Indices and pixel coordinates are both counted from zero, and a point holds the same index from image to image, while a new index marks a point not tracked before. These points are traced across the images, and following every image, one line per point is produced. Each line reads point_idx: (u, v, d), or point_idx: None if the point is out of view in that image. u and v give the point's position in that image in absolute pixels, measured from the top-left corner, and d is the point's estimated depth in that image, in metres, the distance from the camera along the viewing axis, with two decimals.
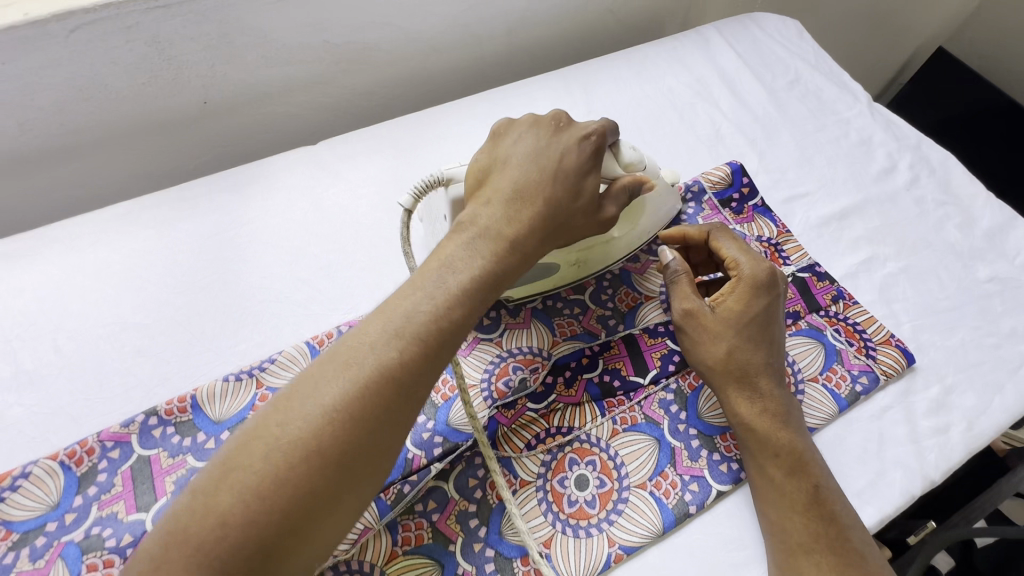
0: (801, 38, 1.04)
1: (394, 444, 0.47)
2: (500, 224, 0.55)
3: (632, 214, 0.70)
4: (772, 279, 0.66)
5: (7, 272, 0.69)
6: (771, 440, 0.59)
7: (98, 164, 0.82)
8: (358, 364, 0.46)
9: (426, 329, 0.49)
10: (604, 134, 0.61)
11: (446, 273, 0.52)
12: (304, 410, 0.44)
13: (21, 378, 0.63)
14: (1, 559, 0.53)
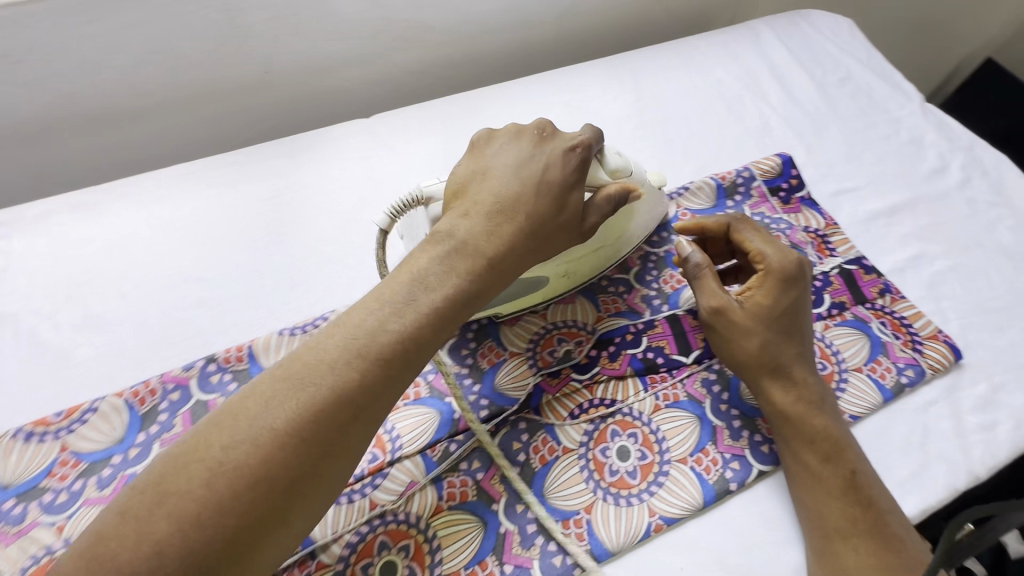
0: (853, 37, 1.03)
1: (349, 464, 0.47)
2: (478, 239, 0.54)
3: (621, 223, 0.68)
4: (800, 270, 0.65)
5: (79, 222, 0.73)
6: (806, 428, 0.59)
7: (162, 126, 0.86)
8: (314, 383, 0.45)
9: (386, 349, 0.47)
10: (591, 146, 0.59)
11: (417, 288, 0.50)
12: (254, 433, 0.43)
13: (89, 320, 0.66)
14: (70, 486, 0.55)
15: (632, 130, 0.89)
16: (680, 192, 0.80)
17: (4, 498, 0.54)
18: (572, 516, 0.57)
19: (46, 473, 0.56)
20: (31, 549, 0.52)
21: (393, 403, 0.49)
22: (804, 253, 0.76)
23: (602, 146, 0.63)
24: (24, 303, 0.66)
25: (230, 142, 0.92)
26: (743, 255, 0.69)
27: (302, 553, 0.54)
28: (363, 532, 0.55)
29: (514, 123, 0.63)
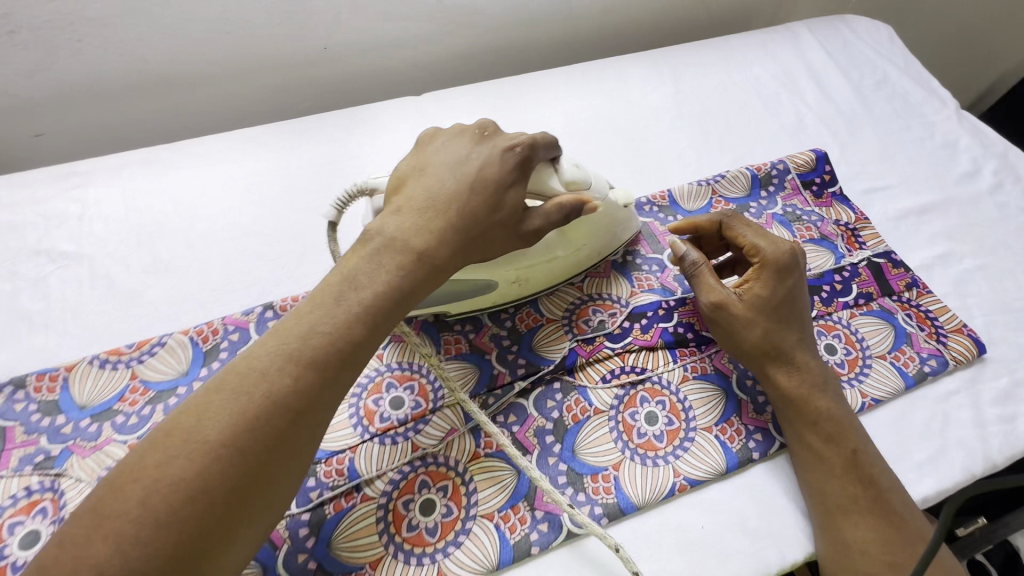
0: (892, 43, 1.05)
1: (295, 469, 0.46)
2: (408, 236, 0.53)
3: (577, 234, 0.67)
4: (793, 259, 0.66)
5: (150, 175, 0.78)
6: (810, 411, 0.61)
7: (224, 94, 0.91)
8: (249, 391, 0.44)
9: (322, 352, 0.46)
10: (533, 146, 0.58)
11: (347, 289, 0.50)
12: (187, 447, 0.41)
13: (159, 265, 0.71)
14: (140, 410, 0.60)
15: (670, 121, 0.92)
16: (715, 180, 0.83)
17: (81, 417, 0.59)
18: (601, 472, 0.60)
19: (118, 398, 0.60)
20: (106, 462, 0.56)
21: (335, 405, 0.48)
22: (834, 244, 0.78)
23: (557, 156, 0.61)
24: (99, 246, 0.72)
25: (286, 113, 0.98)
26: (737, 249, 0.70)
27: (348, 486, 0.58)
28: (404, 471, 0.59)
29: (459, 123, 0.63)
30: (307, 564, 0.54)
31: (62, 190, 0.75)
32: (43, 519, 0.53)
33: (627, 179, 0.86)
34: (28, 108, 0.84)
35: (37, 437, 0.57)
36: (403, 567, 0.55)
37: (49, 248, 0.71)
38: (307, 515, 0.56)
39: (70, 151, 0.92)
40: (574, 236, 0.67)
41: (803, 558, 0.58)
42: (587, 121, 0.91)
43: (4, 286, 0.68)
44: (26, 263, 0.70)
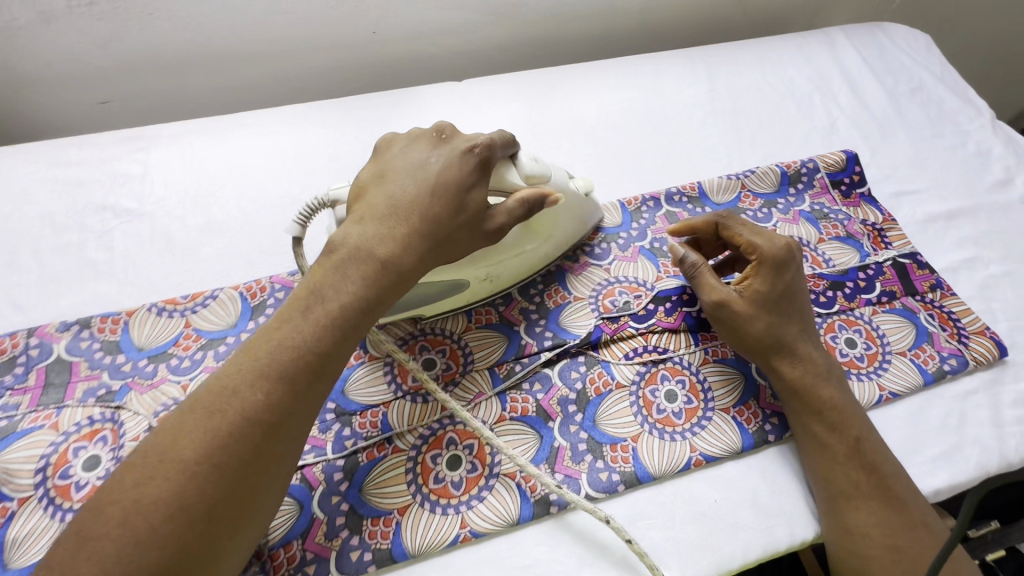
0: (930, 51, 1.06)
1: (273, 480, 0.48)
2: (373, 242, 0.55)
3: (542, 229, 0.69)
4: (789, 254, 0.66)
5: (207, 143, 0.83)
6: (812, 400, 0.62)
7: (277, 72, 0.96)
8: (223, 409, 0.47)
9: (290, 367, 0.49)
10: (492, 147, 0.59)
11: (312, 305, 0.52)
12: (165, 467, 0.44)
13: (212, 226, 0.76)
14: (193, 355, 0.64)
15: (702, 117, 0.94)
16: (745, 174, 0.85)
17: (139, 358, 0.64)
18: (620, 442, 0.63)
19: (173, 343, 0.65)
20: (162, 399, 0.60)
21: (307, 416, 0.50)
22: (859, 243, 0.80)
23: (515, 151, 0.62)
24: (159, 205, 0.77)
25: (332, 92, 1.02)
26: (734, 248, 0.70)
27: (380, 437, 0.61)
28: (433, 428, 0.62)
29: (416, 128, 0.65)
30: (339, 506, 0.58)
31: (126, 153, 0.81)
32: (103, 446, 0.57)
33: (658, 170, 0.88)
34: (97, 77, 0.90)
35: (100, 373, 0.62)
36: (428, 516, 0.58)
37: (114, 204, 0.76)
38: (341, 461, 0.60)
39: (131, 119, 0.98)
40: (540, 228, 0.68)
41: (811, 537, 0.60)
42: (621, 113, 0.93)
43: (74, 236, 0.73)
44: (92, 217, 0.75)
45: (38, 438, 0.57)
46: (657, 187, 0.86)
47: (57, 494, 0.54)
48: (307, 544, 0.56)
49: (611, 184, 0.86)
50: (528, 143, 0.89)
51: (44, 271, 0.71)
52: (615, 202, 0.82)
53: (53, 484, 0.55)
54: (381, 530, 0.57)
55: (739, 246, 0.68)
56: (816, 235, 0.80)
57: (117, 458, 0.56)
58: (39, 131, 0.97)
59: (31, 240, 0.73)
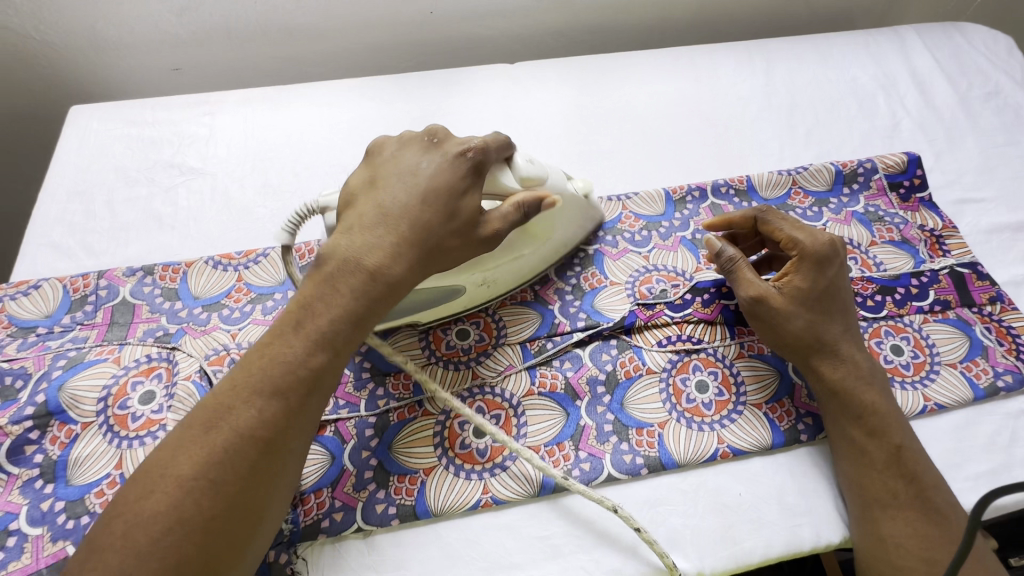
0: (1012, 54, 0.99)
1: (273, 495, 0.47)
2: (360, 252, 0.53)
3: (541, 232, 0.67)
4: (832, 250, 0.64)
5: (267, 111, 0.87)
6: (855, 404, 0.60)
7: (336, 47, 1.00)
8: (219, 424, 0.46)
9: (284, 380, 0.48)
10: (485, 150, 0.57)
11: (304, 317, 0.51)
12: (163, 482, 0.44)
13: (269, 189, 0.80)
14: (244, 307, 0.68)
15: (756, 112, 0.92)
16: (797, 171, 0.82)
17: (195, 305, 0.68)
18: (646, 427, 0.63)
19: (226, 294, 0.69)
20: (213, 344, 0.64)
21: (304, 430, 0.49)
22: (915, 248, 0.76)
23: (512, 154, 0.60)
24: (220, 166, 0.81)
25: (387, 70, 1.05)
26: (773, 243, 0.68)
27: (411, 400, 0.63)
28: (462, 395, 0.64)
29: (408, 131, 0.62)
30: (369, 460, 0.60)
31: (193, 115, 0.86)
32: (158, 382, 0.61)
33: (706, 163, 0.87)
34: (170, 43, 0.95)
35: (159, 316, 0.67)
36: (452, 479, 0.59)
37: (180, 162, 0.81)
38: (373, 419, 0.62)
39: (197, 86, 1.04)
40: (537, 233, 0.67)
41: (838, 541, 0.59)
42: (671, 103, 0.92)
43: (144, 189, 0.79)
44: (160, 173, 0.80)
45: (101, 369, 0.61)
46: (703, 179, 0.85)
47: (116, 423, 0.59)
48: (336, 492, 0.58)
49: (656, 173, 0.86)
50: (576, 127, 0.89)
51: (116, 219, 0.76)
52: (659, 190, 0.81)
53: (113, 413, 0.59)
54: (406, 487, 0.59)
55: (779, 241, 0.66)
56: (868, 238, 0.77)
57: (170, 394, 0.60)
58: (114, 92, 1.03)
59: (106, 191, 0.78)
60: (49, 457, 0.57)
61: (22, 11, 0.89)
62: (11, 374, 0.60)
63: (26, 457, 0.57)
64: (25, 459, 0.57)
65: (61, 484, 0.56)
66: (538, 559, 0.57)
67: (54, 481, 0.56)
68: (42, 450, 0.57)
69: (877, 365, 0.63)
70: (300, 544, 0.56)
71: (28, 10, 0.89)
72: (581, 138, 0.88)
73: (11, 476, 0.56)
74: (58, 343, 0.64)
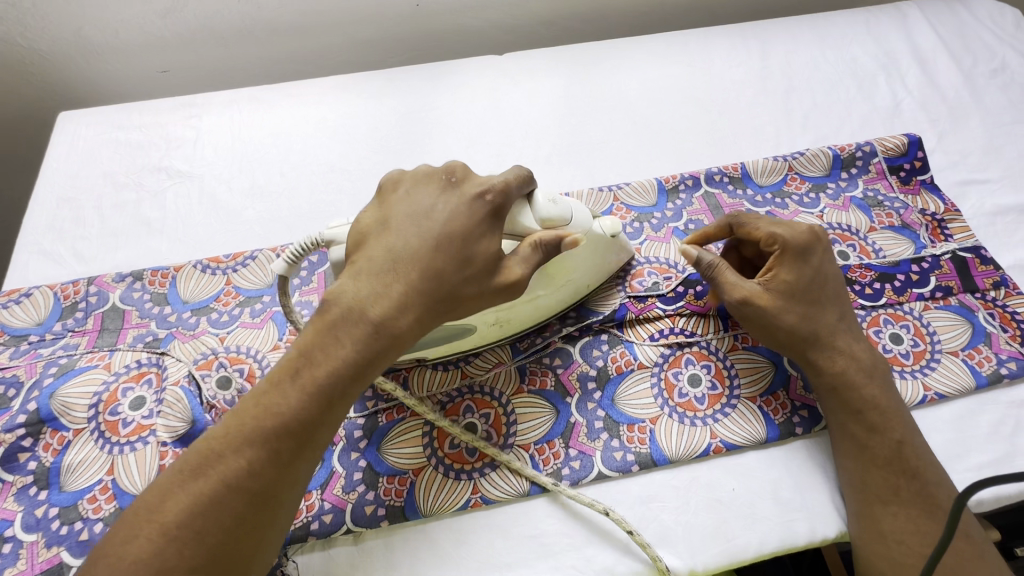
0: (1019, 27, 0.95)
1: (259, 550, 0.46)
2: (364, 301, 0.50)
3: (557, 275, 0.61)
4: (812, 241, 0.62)
5: (253, 111, 0.86)
6: (854, 400, 0.58)
7: (323, 44, 0.99)
8: (207, 471, 0.46)
9: (276, 434, 0.47)
10: (507, 190, 0.53)
11: (302, 366, 0.49)
12: (148, 527, 0.44)
13: (256, 191, 0.80)
14: (233, 310, 0.68)
15: (751, 96, 0.89)
16: (794, 156, 0.80)
17: (184, 310, 0.68)
18: (638, 423, 0.62)
19: (214, 298, 0.69)
20: (201, 348, 0.64)
21: (296, 484, 0.48)
22: (916, 234, 0.74)
23: (534, 191, 0.56)
24: (208, 168, 0.81)
25: (375, 65, 1.04)
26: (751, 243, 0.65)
27: (400, 400, 0.63)
28: (451, 394, 0.64)
29: (426, 165, 0.57)
30: (358, 462, 0.60)
31: (180, 118, 0.85)
32: (148, 388, 0.61)
33: (699, 151, 0.85)
34: (156, 45, 0.95)
35: (149, 321, 0.67)
36: (442, 480, 0.59)
37: (167, 166, 0.81)
38: (362, 420, 0.62)
39: (186, 87, 1.03)
40: (554, 274, 0.61)
41: (834, 535, 0.57)
42: (663, 90, 0.90)
43: (131, 194, 0.79)
44: (148, 177, 0.80)
45: (92, 376, 0.61)
46: (697, 168, 0.83)
47: (107, 429, 0.59)
48: (326, 494, 0.58)
49: (648, 163, 0.84)
50: (566, 118, 0.88)
51: (105, 225, 0.76)
52: (652, 180, 0.80)
53: (104, 419, 0.59)
54: (396, 488, 0.59)
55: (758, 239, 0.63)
56: (867, 224, 0.75)
57: (160, 399, 0.60)
58: (103, 96, 1.03)
59: (95, 197, 0.78)
60: (43, 464, 0.57)
61: (7, 18, 0.89)
62: (4, 383, 0.61)
63: (21, 464, 0.57)
64: (19, 466, 0.57)
65: (55, 490, 0.56)
66: (529, 559, 0.56)
67: (48, 487, 0.57)
68: (35, 457, 0.58)
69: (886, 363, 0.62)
70: (291, 546, 0.57)
71: (12, 16, 0.89)
72: (571, 129, 0.87)
73: (6, 484, 0.57)
74: (50, 350, 0.64)
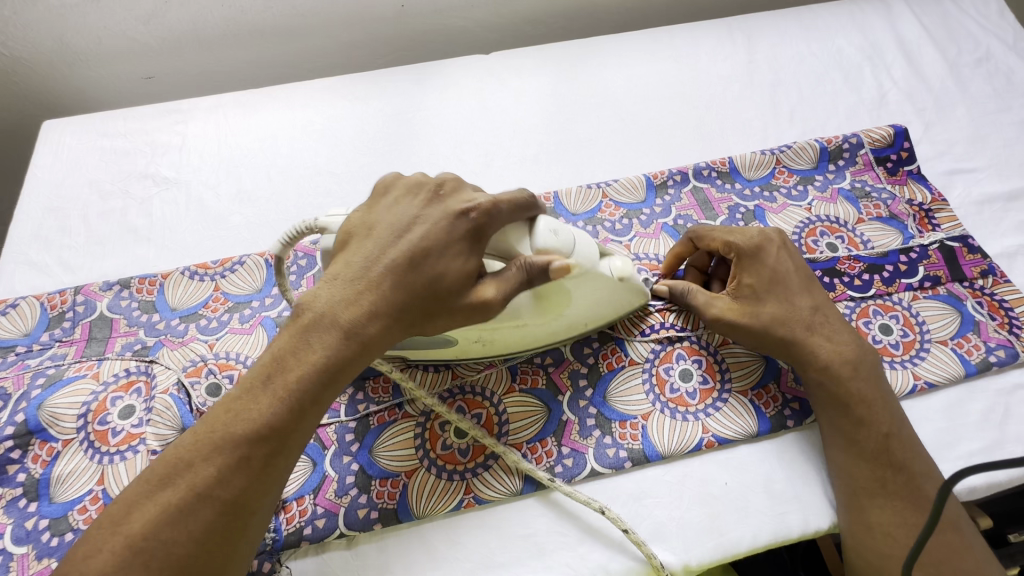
0: (1004, 16, 0.96)
1: (230, 559, 0.46)
2: (336, 309, 0.49)
3: (551, 306, 0.58)
4: (766, 241, 0.64)
5: (240, 115, 0.86)
6: (841, 393, 0.58)
7: (308, 47, 0.98)
8: (176, 481, 0.46)
9: (245, 442, 0.46)
10: (492, 211, 0.52)
11: (273, 374, 0.49)
12: (115, 538, 0.44)
13: (243, 196, 0.79)
14: (222, 316, 0.67)
15: (738, 90, 0.90)
16: (781, 150, 0.80)
17: (172, 317, 0.68)
18: (630, 419, 0.62)
19: (203, 305, 0.68)
20: (190, 355, 0.64)
21: (267, 492, 0.48)
22: (903, 224, 0.75)
23: (538, 217, 0.55)
24: (194, 174, 0.81)
25: (363, 66, 1.04)
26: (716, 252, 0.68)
27: (391, 403, 0.63)
28: (443, 395, 0.64)
29: (422, 173, 0.58)
30: (350, 466, 0.60)
31: (166, 124, 0.85)
32: (137, 397, 0.61)
33: (687, 146, 0.85)
34: (141, 51, 0.94)
35: (137, 329, 0.67)
36: (434, 481, 0.59)
37: (154, 173, 0.81)
38: (353, 423, 0.62)
39: (173, 93, 1.03)
40: (548, 306, 0.58)
41: (827, 527, 0.58)
42: (650, 86, 0.90)
43: (118, 202, 0.78)
44: (135, 185, 0.80)
45: (80, 386, 0.61)
46: (684, 163, 0.83)
47: (96, 439, 0.58)
48: (318, 499, 0.58)
49: (636, 159, 0.84)
50: (554, 115, 0.88)
51: (92, 233, 0.76)
52: (640, 176, 0.80)
53: (93, 429, 0.59)
54: (388, 490, 0.59)
55: (717, 249, 0.65)
56: (855, 215, 0.75)
57: (149, 408, 0.60)
58: (88, 103, 1.03)
59: (81, 206, 0.78)
60: (32, 476, 0.57)
61: None
62: None
63: (9, 476, 0.57)
64: (8, 478, 0.57)
65: (45, 502, 0.56)
66: (523, 558, 0.56)
67: (37, 499, 0.56)
68: (24, 469, 0.57)
69: (875, 360, 0.61)
70: (283, 552, 0.56)
71: None
72: (559, 127, 0.87)
73: None
74: (37, 361, 0.64)
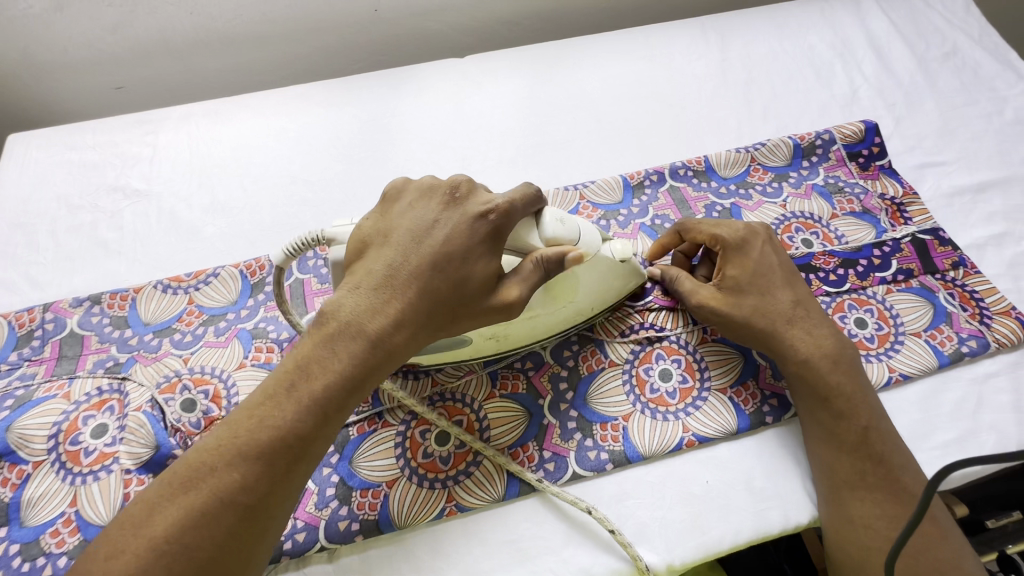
0: (969, 11, 0.97)
1: (248, 565, 0.45)
2: (362, 318, 0.49)
3: (561, 294, 0.60)
4: (751, 235, 0.65)
5: (212, 124, 0.85)
6: (821, 386, 0.59)
7: (281, 54, 0.97)
8: (198, 485, 0.44)
9: (271, 447, 0.45)
10: (509, 214, 0.52)
11: (298, 380, 0.48)
12: (136, 541, 0.42)
13: (216, 206, 0.78)
14: (196, 330, 0.66)
15: (712, 89, 0.90)
16: (756, 148, 0.81)
17: (146, 332, 0.66)
18: (610, 421, 0.62)
19: (177, 319, 0.67)
20: (164, 370, 0.62)
21: (288, 498, 0.47)
22: (876, 218, 0.76)
23: (541, 208, 0.55)
24: (166, 185, 0.80)
25: (337, 73, 1.03)
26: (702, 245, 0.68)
27: (371, 412, 0.63)
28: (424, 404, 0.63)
29: (432, 175, 0.56)
30: (330, 477, 0.59)
31: (136, 135, 0.84)
32: (111, 415, 0.60)
33: (663, 145, 0.85)
34: (109, 61, 0.93)
35: (109, 346, 0.65)
36: (417, 490, 0.59)
37: (124, 185, 0.80)
38: None
39: (144, 102, 1.02)
40: (557, 294, 0.60)
41: (807, 521, 0.58)
42: (626, 86, 0.91)
43: (87, 216, 0.77)
44: (104, 198, 0.78)
45: (51, 406, 0.60)
46: (661, 162, 0.83)
47: (68, 459, 0.57)
48: (298, 513, 0.57)
49: (613, 159, 0.84)
50: (530, 117, 0.88)
51: (60, 249, 0.74)
52: (618, 177, 0.80)
53: (65, 449, 0.58)
54: (369, 501, 0.58)
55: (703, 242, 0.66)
56: (829, 210, 0.76)
57: (123, 426, 0.59)
58: (57, 115, 1.01)
59: (49, 221, 0.76)
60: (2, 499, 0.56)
61: None
62: None
63: None
64: None
65: (16, 526, 0.55)
66: (507, 564, 0.56)
67: (7, 523, 0.55)
68: None
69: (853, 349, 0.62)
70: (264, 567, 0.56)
71: None
72: (535, 129, 0.87)
73: None
74: (6, 381, 0.62)
